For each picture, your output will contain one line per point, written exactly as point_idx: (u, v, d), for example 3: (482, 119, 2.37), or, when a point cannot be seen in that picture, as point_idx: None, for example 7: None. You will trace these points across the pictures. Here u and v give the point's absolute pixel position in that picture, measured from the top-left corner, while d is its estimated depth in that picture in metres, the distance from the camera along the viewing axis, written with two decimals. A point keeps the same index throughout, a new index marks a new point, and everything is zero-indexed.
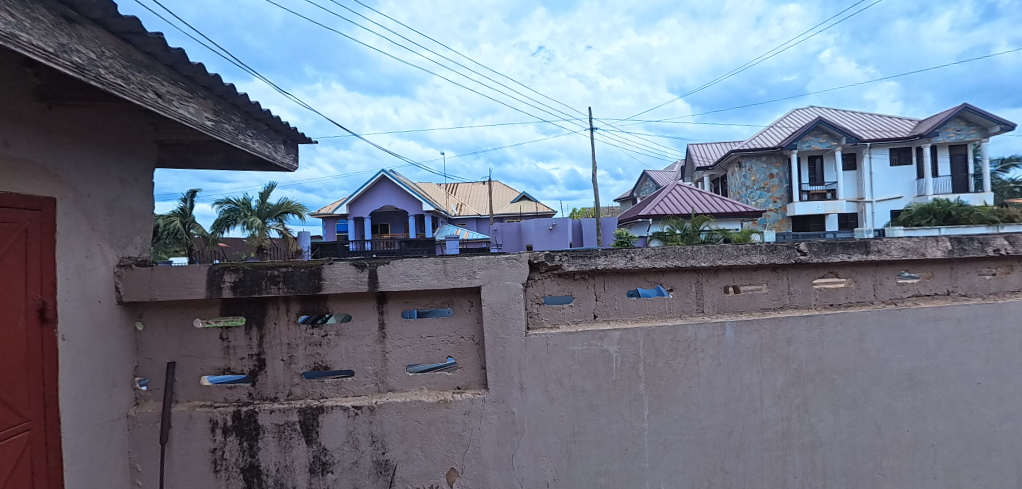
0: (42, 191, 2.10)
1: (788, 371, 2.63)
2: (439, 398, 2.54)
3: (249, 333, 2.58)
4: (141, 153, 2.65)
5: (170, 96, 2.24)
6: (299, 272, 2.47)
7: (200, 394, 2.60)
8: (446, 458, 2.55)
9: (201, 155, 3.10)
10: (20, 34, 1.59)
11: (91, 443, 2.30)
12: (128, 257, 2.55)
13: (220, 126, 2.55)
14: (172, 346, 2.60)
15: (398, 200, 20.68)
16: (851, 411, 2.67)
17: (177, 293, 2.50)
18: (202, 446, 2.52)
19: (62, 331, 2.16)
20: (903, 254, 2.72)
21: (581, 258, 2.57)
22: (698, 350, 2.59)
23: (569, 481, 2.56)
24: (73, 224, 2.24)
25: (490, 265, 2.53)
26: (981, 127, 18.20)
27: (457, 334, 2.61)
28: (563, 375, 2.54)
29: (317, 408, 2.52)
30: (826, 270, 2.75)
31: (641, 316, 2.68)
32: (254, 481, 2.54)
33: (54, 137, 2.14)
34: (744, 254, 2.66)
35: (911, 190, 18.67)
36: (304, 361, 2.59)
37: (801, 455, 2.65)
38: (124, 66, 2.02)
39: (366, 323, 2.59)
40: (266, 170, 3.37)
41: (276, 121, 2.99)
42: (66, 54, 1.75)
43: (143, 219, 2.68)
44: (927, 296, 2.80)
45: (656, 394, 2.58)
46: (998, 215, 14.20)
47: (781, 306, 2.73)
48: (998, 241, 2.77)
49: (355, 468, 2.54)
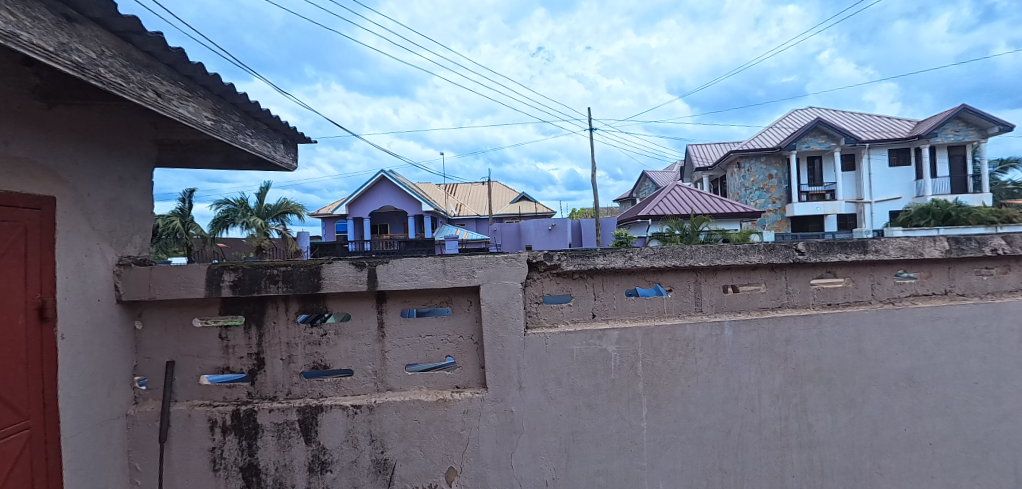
0: (42, 190, 2.10)
1: (786, 371, 2.64)
2: (438, 397, 2.55)
3: (249, 332, 2.58)
4: (140, 152, 2.65)
5: (170, 95, 2.25)
6: (298, 271, 2.48)
7: (200, 394, 2.61)
8: (445, 457, 2.56)
9: (201, 155, 3.11)
10: (20, 33, 1.60)
11: (90, 442, 2.30)
12: (127, 256, 2.56)
13: (220, 125, 2.56)
14: (171, 345, 2.61)
15: (398, 200, 20.75)
16: (849, 411, 2.68)
17: (177, 292, 2.51)
18: (201, 445, 2.52)
19: (62, 330, 2.17)
20: (900, 254, 2.73)
21: (580, 258, 2.57)
22: (697, 350, 2.60)
23: (567, 480, 2.56)
24: (73, 223, 2.25)
25: (489, 264, 2.54)
26: (980, 127, 18.18)
27: (457, 333, 2.61)
28: (562, 374, 2.54)
29: (316, 407, 2.53)
30: (824, 269, 2.77)
31: (640, 316, 2.69)
32: (253, 480, 2.54)
33: (54, 136, 2.15)
34: (742, 254, 2.66)
35: (911, 191, 18.68)
36: (304, 360, 2.59)
37: (799, 454, 2.66)
38: (124, 65, 2.03)
39: (365, 322, 2.59)
40: (266, 169, 3.38)
41: (276, 121, 2.99)
42: (66, 53, 1.76)
43: (143, 219, 2.68)
44: (924, 296, 2.81)
45: (654, 393, 2.59)
46: (997, 216, 14.26)
47: (779, 306, 2.74)
48: (995, 241, 2.78)
49: (354, 467, 2.54)
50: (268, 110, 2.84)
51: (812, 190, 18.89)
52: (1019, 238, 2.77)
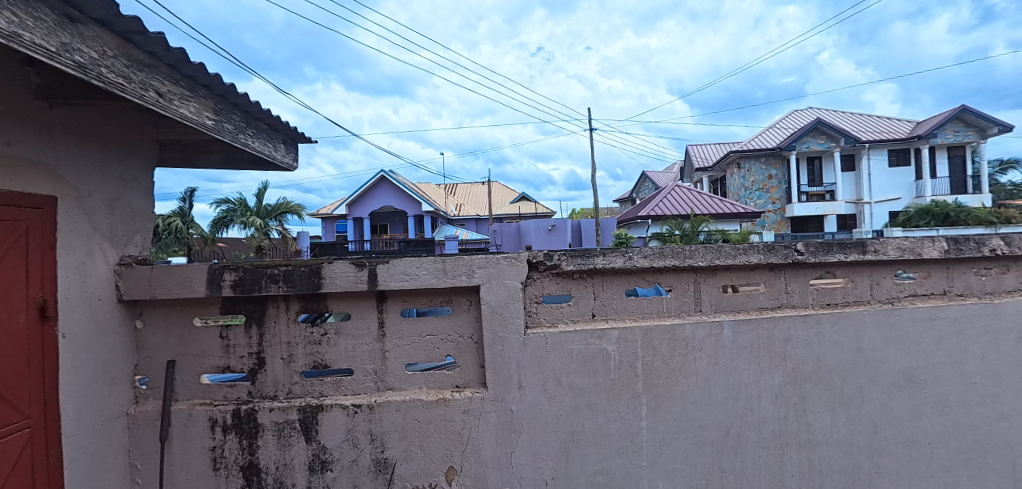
0: (43, 189, 2.10)
1: (785, 370, 2.65)
2: (438, 396, 2.56)
3: (249, 332, 2.59)
4: (141, 152, 2.66)
5: (171, 95, 2.25)
6: (299, 271, 2.48)
7: (200, 393, 2.61)
8: (445, 456, 2.56)
9: (201, 154, 3.12)
10: (22, 33, 1.60)
11: (90, 441, 2.30)
12: (128, 256, 2.56)
13: (221, 125, 2.56)
14: (172, 345, 2.61)
15: (398, 200, 20.70)
16: (848, 410, 2.68)
17: (177, 292, 2.52)
18: (202, 444, 2.53)
19: (62, 329, 2.17)
20: (899, 254, 2.74)
21: (580, 257, 2.58)
22: (696, 349, 2.61)
23: (567, 479, 2.57)
24: (73, 222, 2.25)
25: (489, 264, 2.54)
26: (980, 128, 18.19)
27: (457, 333, 2.62)
28: (562, 373, 2.55)
29: (317, 406, 2.53)
30: (823, 270, 2.78)
31: (639, 316, 2.69)
32: (253, 480, 2.55)
33: (55, 136, 2.15)
34: (741, 254, 2.67)
35: (911, 191, 18.70)
36: (304, 359, 2.60)
37: (798, 453, 2.67)
38: (125, 65, 2.03)
39: (365, 322, 2.60)
40: (266, 169, 3.38)
41: (276, 121, 3.00)
42: (68, 53, 1.77)
43: (143, 218, 2.69)
44: (923, 296, 2.82)
45: (654, 392, 2.59)
46: (996, 217, 14.33)
47: (778, 306, 2.75)
48: (994, 241, 2.78)
49: (354, 467, 2.55)
50: (269, 111, 2.85)
51: (812, 191, 18.91)
52: (1018, 238, 2.78)
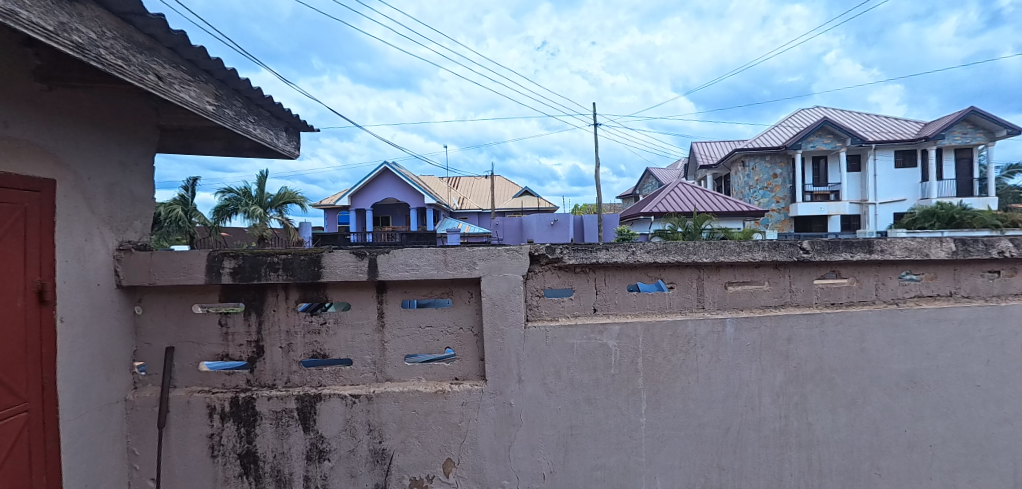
0: (42, 173, 2.09)
1: (787, 369, 2.62)
2: (437, 388, 2.54)
3: (248, 319, 2.58)
4: (142, 137, 2.63)
5: (171, 79, 2.21)
6: (299, 259, 2.47)
7: (199, 380, 2.61)
8: (443, 449, 2.55)
9: (203, 141, 3.09)
10: (19, 12, 1.59)
11: (88, 427, 2.30)
12: (128, 241, 2.54)
13: (222, 111, 2.52)
14: (171, 331, 2.60)
15: (398, 193, 20.56)
16: (850, 410, 2.66)
17: (177, 278, 2.50)
18: (200, 431, 2.52)
19: (62, 313, 2.17)
20: (905, 254, 2.70)
21: (581, 252, 2.56)
22: (698, 346, 2.59)
23: (565, 474, 2.56)
24: (73, 206, 2.23)
25: (490, 256, 2.51)
26: (986, 131, 17.98)
27: (456, 324, 2.60)
28: (562, 368, 2.53)
29: (315, 396, 2.52)
30: (827, 269, 2.75)
31: (641, 311, 2.67)
32: (250, 468, 2.54)
33: (55, 119, 2.14)
34: (745, 251, 2.64)
35: (918, 194, 18.55)
36: (303, 348, 2.58)
37: (798, 453, 2.65)
38: (125, 47, 2.00)
39: (365, 312, 2.58)
40: (268, 156, 3.35)
41: (277, 107, 2.95)
42: (66, 33, 1.74)
43: (144, 204, 2.66)
44: (930, 297, 2.78)
45: (654, 389, 2.57)
46: (1002, 219, 14.09)
47: (781, 304, 2.72)
48: (1003, 243, 2.72)
49: (353, 456, 2.54)
50: (270, 97, 2.81)
51: (817, 191, 18.86)
52: None
